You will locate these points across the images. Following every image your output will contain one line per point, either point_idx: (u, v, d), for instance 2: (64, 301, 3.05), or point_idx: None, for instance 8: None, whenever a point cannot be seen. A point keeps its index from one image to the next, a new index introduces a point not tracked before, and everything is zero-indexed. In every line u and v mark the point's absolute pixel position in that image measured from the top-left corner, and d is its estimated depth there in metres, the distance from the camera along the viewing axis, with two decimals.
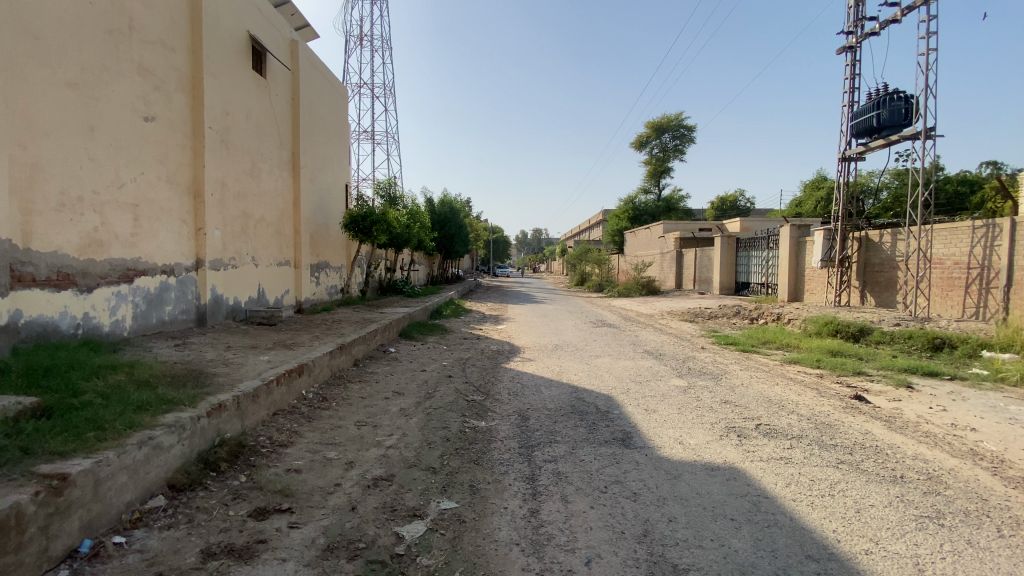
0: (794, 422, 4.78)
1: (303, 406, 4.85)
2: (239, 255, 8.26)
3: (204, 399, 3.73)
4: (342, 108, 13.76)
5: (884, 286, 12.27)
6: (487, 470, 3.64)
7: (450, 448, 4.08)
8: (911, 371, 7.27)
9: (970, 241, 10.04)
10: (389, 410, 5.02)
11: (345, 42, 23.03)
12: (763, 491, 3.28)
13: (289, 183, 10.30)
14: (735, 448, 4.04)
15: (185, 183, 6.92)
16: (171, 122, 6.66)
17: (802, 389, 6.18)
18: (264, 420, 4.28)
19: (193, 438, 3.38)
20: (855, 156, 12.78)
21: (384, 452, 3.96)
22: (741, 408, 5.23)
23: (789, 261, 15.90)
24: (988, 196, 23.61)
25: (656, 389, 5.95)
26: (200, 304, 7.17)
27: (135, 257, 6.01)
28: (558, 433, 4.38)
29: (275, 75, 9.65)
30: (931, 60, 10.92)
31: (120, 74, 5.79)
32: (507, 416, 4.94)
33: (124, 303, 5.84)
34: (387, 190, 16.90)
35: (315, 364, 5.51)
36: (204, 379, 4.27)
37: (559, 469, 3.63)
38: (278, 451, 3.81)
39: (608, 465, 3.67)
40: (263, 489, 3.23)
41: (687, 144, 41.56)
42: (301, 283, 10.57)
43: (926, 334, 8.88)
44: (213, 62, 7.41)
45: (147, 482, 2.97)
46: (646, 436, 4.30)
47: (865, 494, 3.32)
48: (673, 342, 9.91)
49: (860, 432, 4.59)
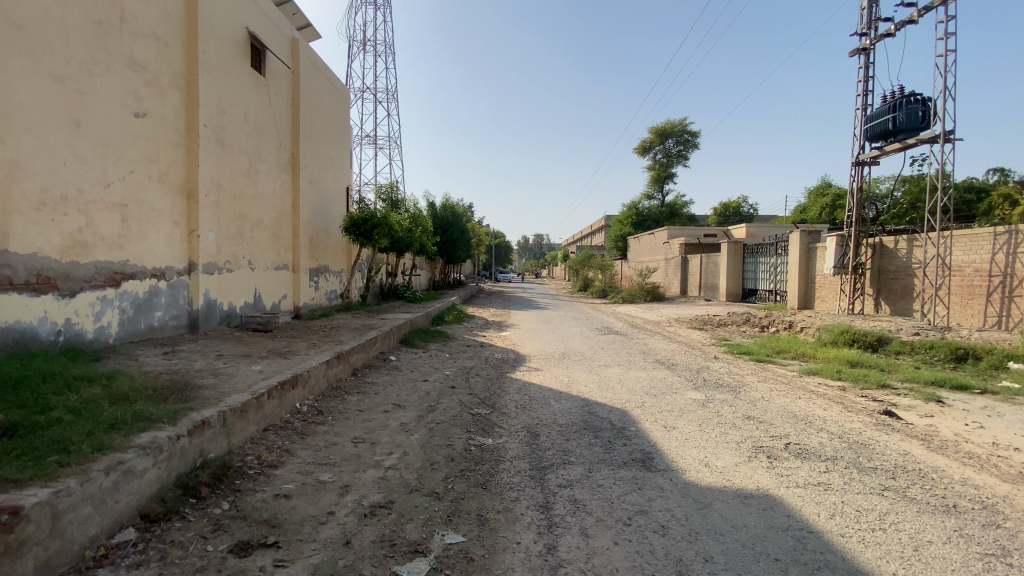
0: (826, 441, 4.43)
1: (295, 421, 4.50)
2: (235, 259, 7.93)
3: (187, 416, 3.39)
4: (343, 109, 13.47)
5: (900, 294, 11.91)
6: (496, 496, 3.29)
7: (455, 470, 3.74)
8: (938, 383, 6.91)
9: (991, 248, 9.71)
10: (388, 425, 4.68)
11: (348, 46, 22.88)
12: (806, 524, 2.93)
13: (288, 185, 10.02)
14: (767, 472, 3.68)
15: (178, 182, 6.61)
16: (164, 119, 6.36)
17: (827, 404, 5.82)
18: (253, 436, 3.95)
19: (171, 461, 3.04)
20: (869, 160, 12.45)
21: (382, 474, 3.61)
22: (766, 425, 4.88)
23: (798, 267, 15.56)
24: (995, 204, 23.35)
25: (673, 403, 5.59)
26: (191, 310, 6.84)
27: (123, 259, 5.70)
28: (572, 453, 4.03)
29: (274, 73, 9.35)
30: (950, 62, 10.62)
31: (109, 68, 5.50)
32: (515, 432, 4.60)
33: (110, 309, 5.52)
34: (389, 194, 16.63)
35: (310, 375, 5.18)
36: (189, 392, 3.94)
37: (576, 496, 3.28)
38: (267, 473, 3.47)
39: (630, 492, 3.32)
40: (247, 519, 2.88)
41: (691, 151, 41.37)
42: (299, 288, 10.24)
43: (948, 344, 8.51)
44: (209, 58, 7.13)
45: (116, 513, 2.63)
46: (668, 457, 3.95)
47: (920, 528, 2.97)
48: (684, 351, 9.56)
49: (898, 453, 4.23)
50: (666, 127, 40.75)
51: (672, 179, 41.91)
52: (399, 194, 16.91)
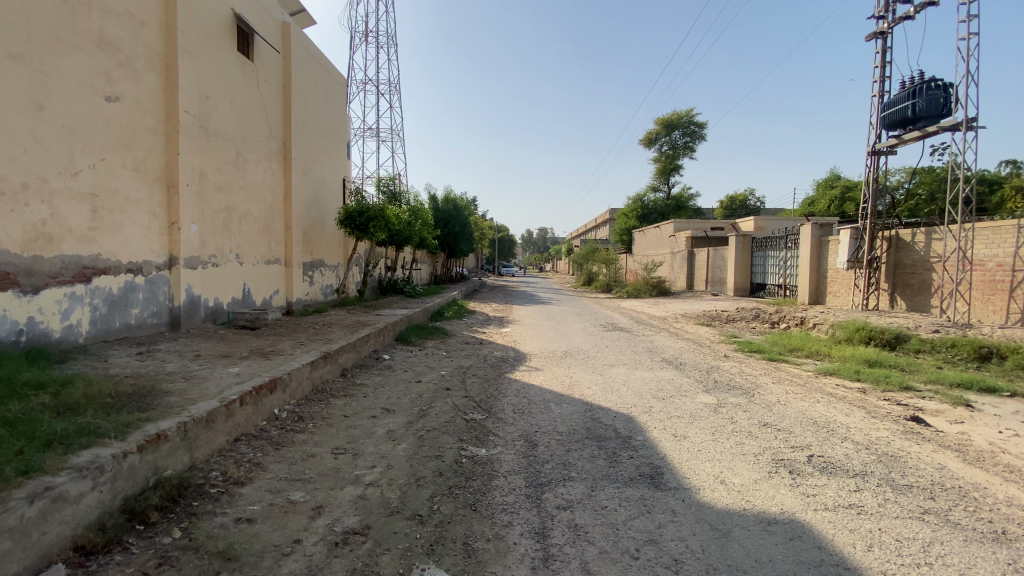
0: (853, 453, 4.03)
1: (272, 430, 4.15)
2: (221, 252, 7.58)
3: (140, 430, 3.05)
4: (339, 98, 13.04)
5: (917, 289, 11.41)
6: (487, 521, 2.92)
7: (443, 487, 3.36)
8: (964, 386, 6.46)
9: (1015, 241, 9.23)
10: (374, 434, 4.30)
11: (350, 37, 22.46)
12: (841, 559, 2.55)
13: (279, 175, 9.62)
14: (791, 492, 3.29)
15: (156, 171, 6.24)
16: (140, 104, 5.98)
17: (848, 409, 5.39)
18: (221, 448, 3.60)
19: (115, 482, 2.70)
20: (886, 149, 11.89)
21: (361, 493, 3.24)
22: (785, 433, 4.47)
23: (810, 261, 15.07)
24: (1007, 196, 22.79)
25: (683, 408, 5.20)
26: (172, 306, 6.49)
27: (95, 253, 5.35)
28: (572, 468, 3.64)
29: (262, 58, 8.92)
30: (973, 45, 10.06)
31: (76, 47, 5.13)
32: (512, 441, 4.22)
33: (80, 306, 5.18)
34: (389, 186, 16.21)
35: (292, 378, 4.81)
36: (151, 401, 3.60)
37: (576, 521, 2.90)
38: (232, 492, 3.12)
39: (637, 516, 2.94)
40: (199, 551, 2.52)
41: (697, 142, 40.62)
42: (291, 283, 9.88)
43: (971, 342, 8.05)
44: (190, 40, 6.73)
45: (43, 547, 2.27)
46: (679, 473, 3.57)
47: (971, 562, 2.56)
48: (693, 349, 9.13)
49: (934, 468, 3.81)
50: (672, 118, 40.01)
51: (678, 171, 41.25)
52: (400, 186, 16.50)
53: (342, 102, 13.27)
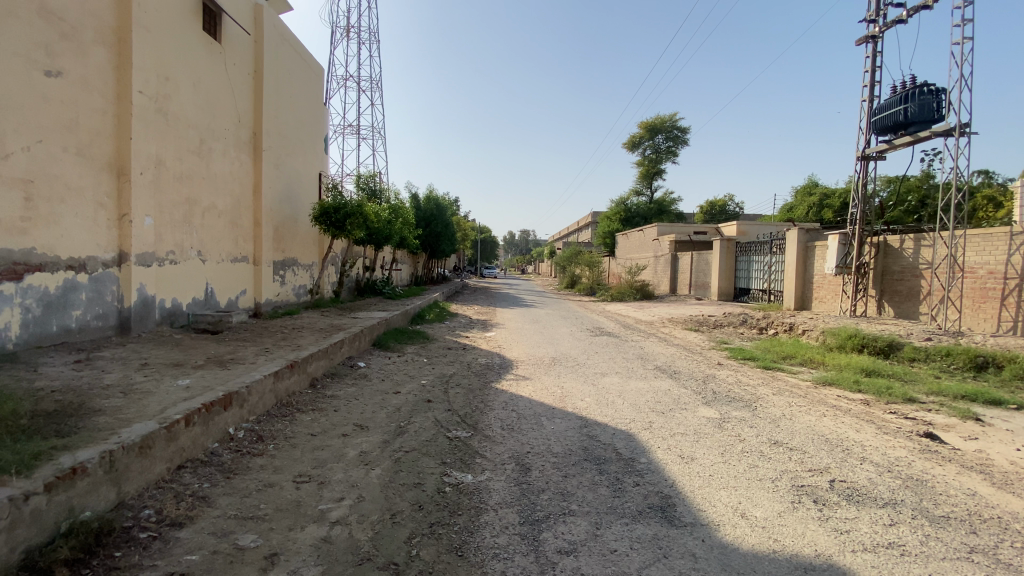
0: (877, 477, 3.66)
1: (225, 453, 3.60)
2: (180, 248, 6.93)
3: (54, 462, 2.50)
4: (316, 89, 12.38)
5: (906, 295, 11.31)
6: (476, 571, 2.44)
7: (423, 524, 2.88)
8: (968, 398, 6.21)
9: (1007, 248, 9.13)
10: (344, 457, 3.78)
11: (331, 31, 21.77)
12: None
13: (247, 166, 8.95)
14: (821, 529, 2.88)
15: (105, 157, 5.59)
16: (88, 82, 5.35)
17: (857, 423, 5.05)
18: (159, 479, 3.05)
19: (13, 531, 2.14)
20: (876, 154, 11.79)
21: (325, 535, 2.73)
22: (800, 454, 4.09)
23: (796, 266, 14.95)
24: (979, 205, 23.28)
25: (685, 423, 4.80)
26: (121, 308, 5.84)
27: (27, 247, 4.70)
28: (572, 499, 3.18)
29: (231, 40, 8.26)
30: (967, 50, 9.97)
31: (11, 14, 4.51)
32: (502, 465, 3.74)
33: (9, 308, 4.53)
34: (369, 183, 15.53)
35: (251, 392, 4.26)
36: (75, 424, 3.03)
37: (582, 570, 2.45)
38: (166, 537, 2.58)
39: (653, 563, 2.50)
40: None
41: (680, 147, 40.81)
42: (259, 282, 9.23)
43: (967, 351, 7.87)
44: (146, 14, 6.08)
45: None
46: (692, 504, 3.14)
47: None
48: (685, 356, 8.77)
49: (965, 494, 3.47)
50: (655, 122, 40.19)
51: (660, 176, 41.39)
52: (379, 184, 15.86)
53: (319, 94, 12.59)
